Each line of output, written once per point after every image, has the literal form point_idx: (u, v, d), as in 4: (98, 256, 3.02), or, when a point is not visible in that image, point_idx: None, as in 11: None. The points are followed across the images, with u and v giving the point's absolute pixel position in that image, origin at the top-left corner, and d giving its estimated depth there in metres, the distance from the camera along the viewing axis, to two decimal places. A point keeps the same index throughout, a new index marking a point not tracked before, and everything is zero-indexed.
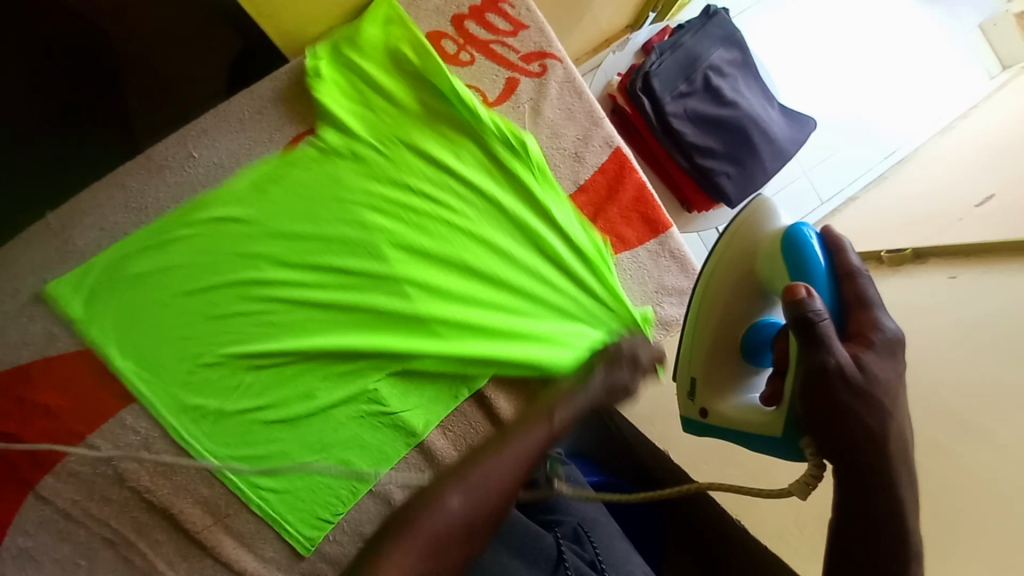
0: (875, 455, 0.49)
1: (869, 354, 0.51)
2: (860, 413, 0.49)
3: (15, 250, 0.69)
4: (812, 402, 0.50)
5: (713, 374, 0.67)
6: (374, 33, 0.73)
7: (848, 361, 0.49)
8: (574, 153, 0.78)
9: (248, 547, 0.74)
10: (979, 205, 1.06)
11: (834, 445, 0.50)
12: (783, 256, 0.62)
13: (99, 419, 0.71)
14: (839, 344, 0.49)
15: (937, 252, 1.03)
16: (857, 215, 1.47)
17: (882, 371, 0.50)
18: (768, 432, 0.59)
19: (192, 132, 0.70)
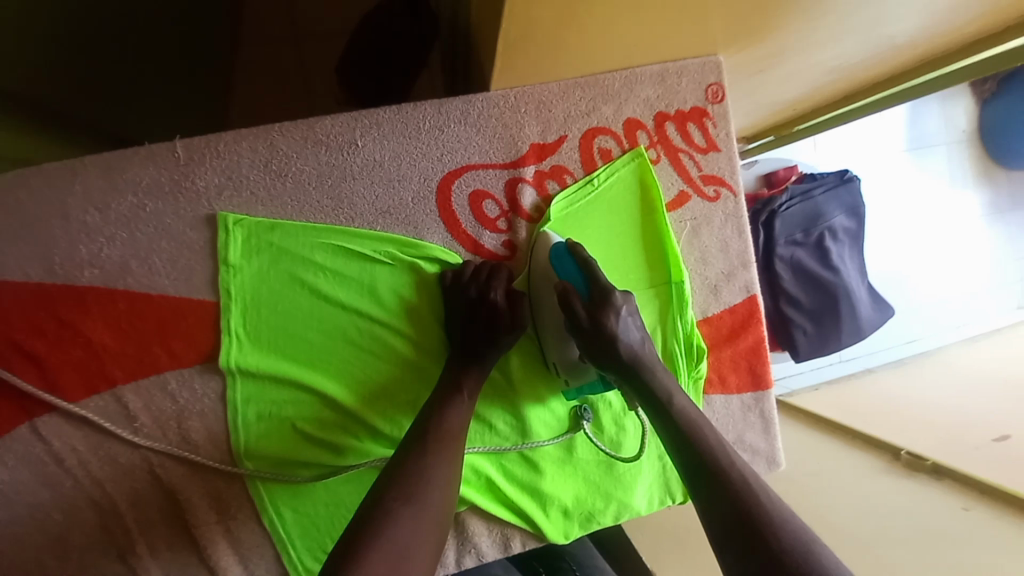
0: (651, 379, 0.60)
1: (609, 316, 0.61)
2: (627, 355, 0.61)
3: (123, 164, 0.61)
4: (591, 351, 0.62)
5: (554, 341, 0.67)
6: (584, 101, 0.70)
7: (584, 315, 0.61)
8: (713, 284, 0.76)
9: (241, 557, 0.67)
10: (994, 442, 1.03)
11: (617, 370, 0.61)
12: (550, 264, 0.65)
13: (138, 374, 0.63)
14: (578, 308, 0.61)
15: (959, 475, 0.97)
16: (870, 382, 1.48)
17: (626, 325, 0.62)
18: (588, 377, 0.68)
19: (366, 119, 0.65)
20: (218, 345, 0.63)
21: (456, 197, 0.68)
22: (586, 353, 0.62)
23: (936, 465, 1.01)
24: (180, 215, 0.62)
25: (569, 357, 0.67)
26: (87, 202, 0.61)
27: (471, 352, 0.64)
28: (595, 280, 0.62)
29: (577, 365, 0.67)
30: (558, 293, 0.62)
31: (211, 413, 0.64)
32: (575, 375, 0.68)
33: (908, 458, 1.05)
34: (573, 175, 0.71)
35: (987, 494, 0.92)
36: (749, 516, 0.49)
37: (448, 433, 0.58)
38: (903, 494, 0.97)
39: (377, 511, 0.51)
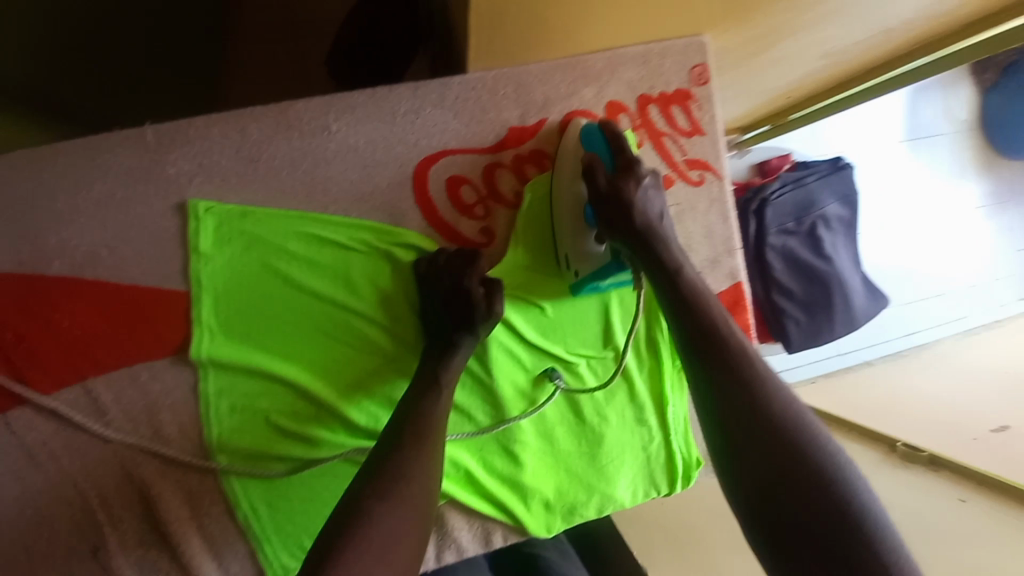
0: (664, 250, 0.58)
1: (630, 183, 0.59)
2: (642, 221, 0.59)
3: (91, 151, 0.60)
4: (609, 220, 0.59)
5: (568, 238, 0.65)
6: (564, 83, 0.68)
7: (604, 181, 0.59)
8: (700, 270, 0.74)
9: (216, 554, 0.65)
10: (992, 432, 1.00)
11: (632, 242, 0.58)
12: (579, 139, 0.64)
13: (108, 367, 0.61)
14: (599, 175, 0.60)
15: (957, 467, 0.97)
16: (865, 378, 1.45)
17: (648, 198, 0.60)
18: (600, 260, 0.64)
19: (338, 103, 0.63)
20: (190, 337, 0.62)
21: (432, 183, 0.66)
22: (604, 225, 0.60)
23: (932, 457, 1.00)
24: (149, 204, 0.61)
25: (586, 246, 0.64)
26: (53, 190, 0.59)
27: (450, 339, 0.61)
28: (621, 152, 0.61)
29: (593, 244, 0.64)
30: (584, 164, 0.61)
31: (183, 405, 0.63)
32: (587, 262, 0.65)
33: (905, 451, 1.03)
34: (553, 160, 0.69)
35: (983, 484, 0.93)
36: (786, 477, 0.47)
37: (428, 425, 0.56)
38: (899, 484, 0.97)
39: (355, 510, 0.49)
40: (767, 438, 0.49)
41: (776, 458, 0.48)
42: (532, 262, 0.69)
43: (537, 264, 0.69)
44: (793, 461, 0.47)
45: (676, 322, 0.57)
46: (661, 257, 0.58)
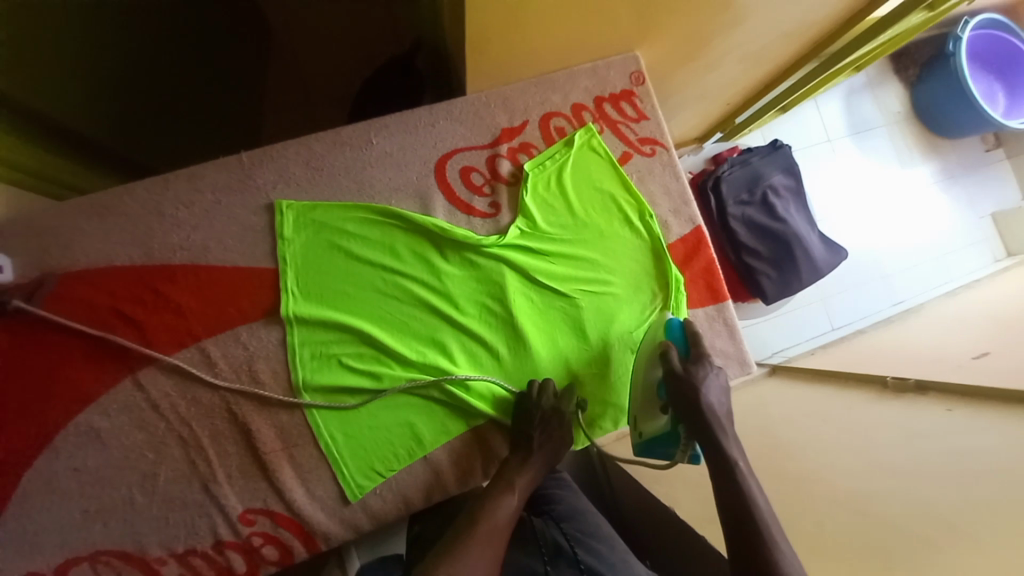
0: (719, 436, 0.72)
1: (698, 371, 0.77)
2: (705, 408, 0.74)
3: (204, 172, 0.84)
4: (676, 397, 0.76)
5: (641, 404, 0.83)
6: (537, 94, 0.92)
7: (678, 365, 0.77)
8: (665, 219, 0.94)
9: (302, 480, 0.80)
10: (976, 358, 1.10)
11: (693, 420, 0.74)
12: (661, 329, 0.85)
13: (216, 329, 0.80)
14: (676, 360, 0.78)
15: (940, 386, 1.04)
16: (857, 341, 1.58)
17: (711, 387, 0.76)
18: (661, 429, 0.80)
19: (377, 124, 0.88)
20: (277, 301, 0.82)
21: (449, 173, 0.89)
22: (673, 399, 0.77)
23: (918, 382, 1.09)
24: (245, 205, 0.83)
25: (655, 412, 0.81)
26: (178, 202, 0.82)
27: (528, 455, 0.80)
28: (695, 346, 0.79)
29: (658, 415, 0.81)
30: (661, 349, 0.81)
31: (274, 354, 0.81)
32: (650, 424, 0.81)
33: (895, 382, 1.14)
34: (537, 149, 0.92)
35: (968, 395, 0.98)
36: None
37: (495, 527, 0.70)
38: (901, 411, 1.03)
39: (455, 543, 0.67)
40: (765, 546, 0.62)
41: (757, 549, 0.61)
42: (536, 224, 0.88)
43: (542, 224, 0.89)
44: (765, 544, 0.61)
45: (719, 490, 0.69)
46: (713, 440, 0.72)
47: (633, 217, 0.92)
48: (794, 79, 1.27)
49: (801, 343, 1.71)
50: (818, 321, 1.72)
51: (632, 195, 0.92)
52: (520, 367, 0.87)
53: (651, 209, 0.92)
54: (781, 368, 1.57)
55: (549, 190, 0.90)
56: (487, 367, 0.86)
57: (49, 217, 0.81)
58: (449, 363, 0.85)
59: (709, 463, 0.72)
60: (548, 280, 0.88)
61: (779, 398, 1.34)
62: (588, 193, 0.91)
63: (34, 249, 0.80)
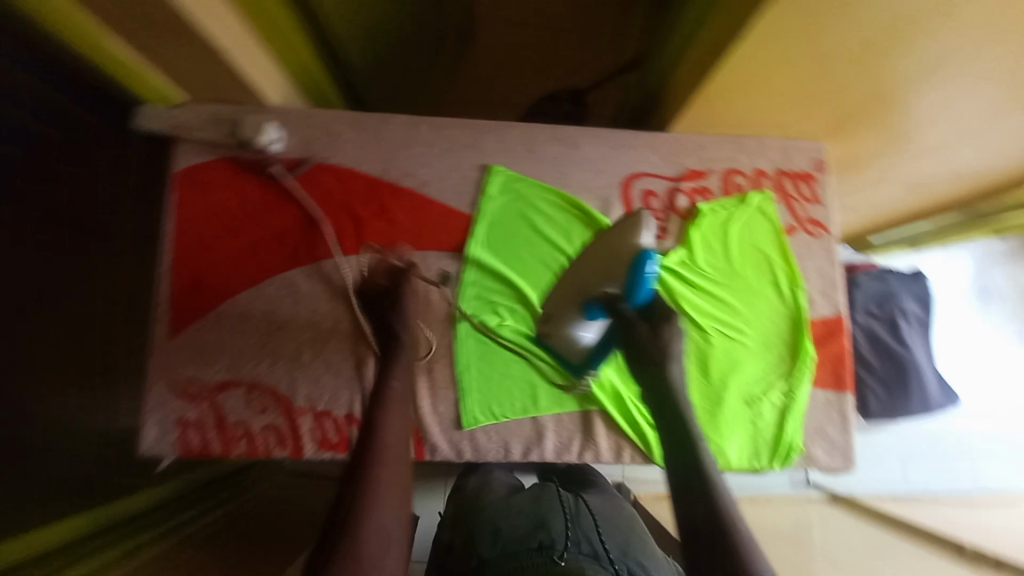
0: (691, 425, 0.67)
1: (666, 327, 0.73)
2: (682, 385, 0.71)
3: (448, 123, 0.99)
4: (640, 362, 0.72)
5: (556, 312, 0.85)
6: (731, 152, 1.03)
7: (645, 327, 0.73)
8: (809, 295, 1.01)
9: (432, 394, 0.92)
10: None
11: (658, 410, 0.69)
12: (628, 257, 0.75)
13: (413, 246, 0.96)
14: (642, 320, 0.74)
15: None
16: (927, 502, 1.50)
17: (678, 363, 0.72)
18: (577, 351, 0.85)
19: (590, 132, 1.02)
20: (465, 242, 0.96)
21: (635, 190, 1.01)
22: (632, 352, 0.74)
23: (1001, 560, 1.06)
24: (470, 159, 0.99)
25: (570, 329, 0.84)
26: (420, 138, 0.98)
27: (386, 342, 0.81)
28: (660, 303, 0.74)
29: (579, 335, 0.84)
30: (615, 294, 0.76)
31: (447, 283, 0.95)
32: (560, 337, 0.85)
33: (973, 551, 1.11)
34: (715, 195, 1.02)
35: None
36: None
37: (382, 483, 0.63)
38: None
39: (346, 527, 0.58)
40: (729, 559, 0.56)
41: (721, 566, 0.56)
42: (695, 257, 0.98)
43: (700, 260, 0.99)
44: (738, 565, 0.55)
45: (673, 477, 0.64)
46: (688, 432, 0.66)
47: (783, 283, 1.00)
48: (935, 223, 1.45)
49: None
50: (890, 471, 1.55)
51: (787, 264, 1.00)
52: (642, 375, 0.96)
53: (801, 280, 1.00)
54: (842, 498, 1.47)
55: (716, 234, 1.00)
56: (613, 364, 0.96)
57: (323, 115, 0.97)
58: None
59: (671, 458, 0.65)
60: (690, 308, 0.97)
61: (835, 522, 1.33)
62: (748, 248, 1.00)
63: (303, 134, 0.97)
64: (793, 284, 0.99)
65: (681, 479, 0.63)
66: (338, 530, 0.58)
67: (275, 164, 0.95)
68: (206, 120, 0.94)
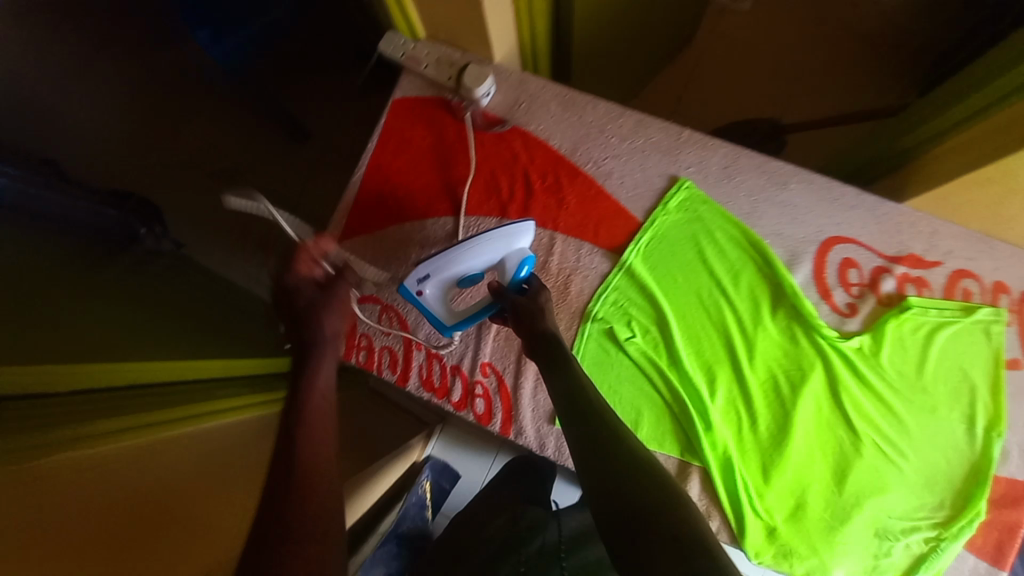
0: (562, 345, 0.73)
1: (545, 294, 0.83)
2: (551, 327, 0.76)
3: (651, 123, 0.95)
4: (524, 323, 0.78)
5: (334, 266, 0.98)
6: (969, 251, 0.86)
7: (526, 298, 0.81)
8: (1005, 447, 0.83)
9: (536, 379, 0.91)
10: None
11: (540, 341, 0.74)
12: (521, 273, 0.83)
13: (573, 233, 0.94)
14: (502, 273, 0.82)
15: None
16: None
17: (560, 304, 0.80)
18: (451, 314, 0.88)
19: (805, 176, 0.90)
20: (625, 246, 0.92)
21: (832, 253, 0.88)
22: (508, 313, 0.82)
23: None
24: (659, 165, 0.93)
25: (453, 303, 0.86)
26: (618, 130, 0.95)
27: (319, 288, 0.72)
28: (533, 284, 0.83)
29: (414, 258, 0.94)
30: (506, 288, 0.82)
31: (591, 280, 0.92)
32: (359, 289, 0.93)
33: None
34: (930, 292, 0.85)
35: None
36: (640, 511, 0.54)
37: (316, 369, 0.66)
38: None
39: (312, 351, 0.68)
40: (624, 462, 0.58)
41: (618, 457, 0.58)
42: (878, 352, 0.84)
43: (883, 357, 0.84)
44: (630, 454, 0.58)
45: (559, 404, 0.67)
46: (541, 331, 0.74)
47: (978, 423, 0.82)
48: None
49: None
50: None
51: (992, 402, 0.82)
52: (764, 451, 0.84)
53: (1003, 428, 0.82)
54: None
55: (914, 336, 0.84)
56: (734, 426, 0.86)
57: (536, 84, 0.99)
58: (708, 396, 0.86)
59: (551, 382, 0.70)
60: (848, 405, 0.84)
61: None
62: (949, 366, 0.83)
63: (511, 96, 0.99)
64: (992, 428, 0.81)
65: (587, 413, 0.63)
66: (306, 351, 0.68)
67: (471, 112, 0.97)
68: (436, 59, 0.99)
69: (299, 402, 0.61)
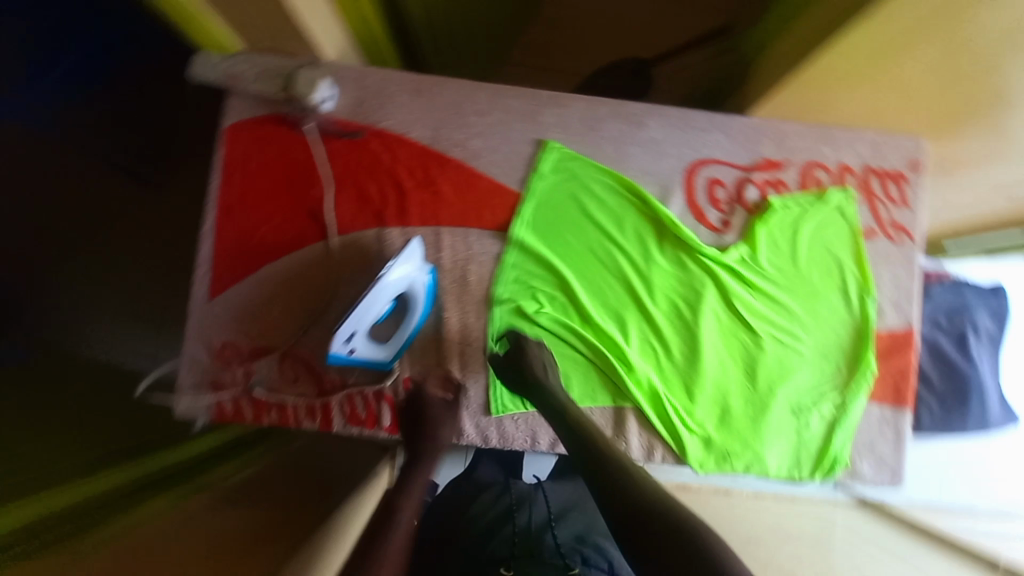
0: (549, 393, 0.79)
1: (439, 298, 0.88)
2: (535, 372, 0.82)
3: (505, 92, 0.92)
4: (516, 378, 0.83)
5: (215, 340, 0.91)
6: (812, 144, 0.92)
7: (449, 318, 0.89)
8: (881, 305, 0.91)
9: (463, 379, 0.90)
10: None
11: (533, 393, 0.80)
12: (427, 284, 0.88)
13: (458, 223, 0.91)
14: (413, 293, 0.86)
15: None
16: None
17: (540, 353, 0.85)
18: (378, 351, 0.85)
19: (657, 110, 0.92)
20: (510, 221, 0.91)
21: (698, 177, 0.92)
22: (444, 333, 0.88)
23: None
24: (524, 133, 0.91)
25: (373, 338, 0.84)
26: (474, 106, 0.91)
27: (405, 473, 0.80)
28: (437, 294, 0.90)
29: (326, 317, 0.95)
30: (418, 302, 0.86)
31: (487, 265, 0.91)
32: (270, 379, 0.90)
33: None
34: (789, 190, 0.92)
35: None
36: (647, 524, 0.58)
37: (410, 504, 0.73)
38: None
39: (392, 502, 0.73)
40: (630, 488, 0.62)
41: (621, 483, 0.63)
42: (757, 255, 0.90)
43: (762, 258, 0.90)
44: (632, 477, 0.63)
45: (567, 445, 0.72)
46: (539, 390, 0.80)
47: (852, 290, 0.91)
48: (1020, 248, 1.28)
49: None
50: None
51: (859, 270, 0.90)
52: (682, 372, 0.90)
53: (873, 290, 0.90)
54: None
55: (783, 232, 0.91)
56: (652, 358, 0.90)
57: (378, 74, 0.91)
58: (622, 339, 0.90)
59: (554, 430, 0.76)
60: (744, 309, 0.90)
61: None
62: (818, 250, 0.91)
63: (354, 95, 0.91)
64: (864, 292, 0.90)
65: (588, 459, 0.68)
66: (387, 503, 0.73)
67: (312, 121, 0.89)
68: (260, 71, 0.89)
69: (387, 531, 0.67)
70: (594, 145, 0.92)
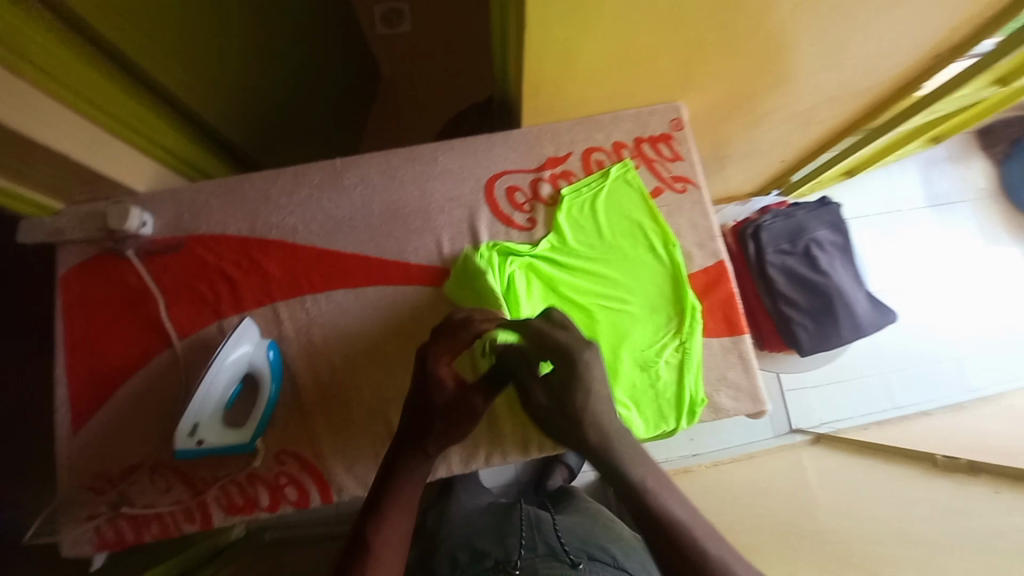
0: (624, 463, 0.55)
1: (299, 365, 0.95)
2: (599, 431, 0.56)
3: (306, 169, 1.02)
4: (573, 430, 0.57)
5: (85, 476, 0.92)
6: (583, 134, 1.04)
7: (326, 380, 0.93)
8: (687, 251, 1.00)
9: (333, 439, 0.93)
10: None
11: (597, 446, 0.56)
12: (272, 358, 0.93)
13: (291, 294, 0.97)
14: (257, 369, 0.91)
15: (992, 467, 0.94)
16: (919, 424, 1.40)
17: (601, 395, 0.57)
18: (236, 436, 0.88)
19: (444, 145, 1.04)
20: (340, 277, 0.98)
21: (497, 189, 1.02)
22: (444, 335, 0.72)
23: (970, 463, 0.99)
24: (331, 199, 1.01)
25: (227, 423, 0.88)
26: (281, 190, 1.01)
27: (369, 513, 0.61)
28: (286, 367, 0.95)
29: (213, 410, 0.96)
30: (263, 377, 0.91)
31: (327, 322, 0.97)
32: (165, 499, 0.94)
33: (945, 461, 1.05)
34: (576, 177, 1.03)
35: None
36: None
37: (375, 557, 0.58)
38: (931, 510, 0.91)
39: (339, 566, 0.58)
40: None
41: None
42: (565, 239, 0.99)
43: (571, 242, 0.99)
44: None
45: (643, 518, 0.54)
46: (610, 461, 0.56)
47: (658, 245, 0.99)
48: (836, 149, 1.33)
49: (855, 418, 1.53)
50: (875, 399, 1.54)
51: (657, 224, 0.99)
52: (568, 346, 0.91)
53: (674, 239, 0.99)
54: (827, 438, 1.43)
55: (582, 214, 1.01)
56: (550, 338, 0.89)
57: (188, 191, 1.01)
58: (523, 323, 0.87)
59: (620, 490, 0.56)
60: (569, 291, 0.97)
61: (819, 467, 1.27)
62: (617, 219, 1.00)
63: (171, 213, 1.00)
64: (667, 244, 0.98)
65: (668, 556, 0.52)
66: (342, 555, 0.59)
67: (131, 247, 0.97)
68: (78, 221, 0.98)
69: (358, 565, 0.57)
70: (398, 189, 1.02)
